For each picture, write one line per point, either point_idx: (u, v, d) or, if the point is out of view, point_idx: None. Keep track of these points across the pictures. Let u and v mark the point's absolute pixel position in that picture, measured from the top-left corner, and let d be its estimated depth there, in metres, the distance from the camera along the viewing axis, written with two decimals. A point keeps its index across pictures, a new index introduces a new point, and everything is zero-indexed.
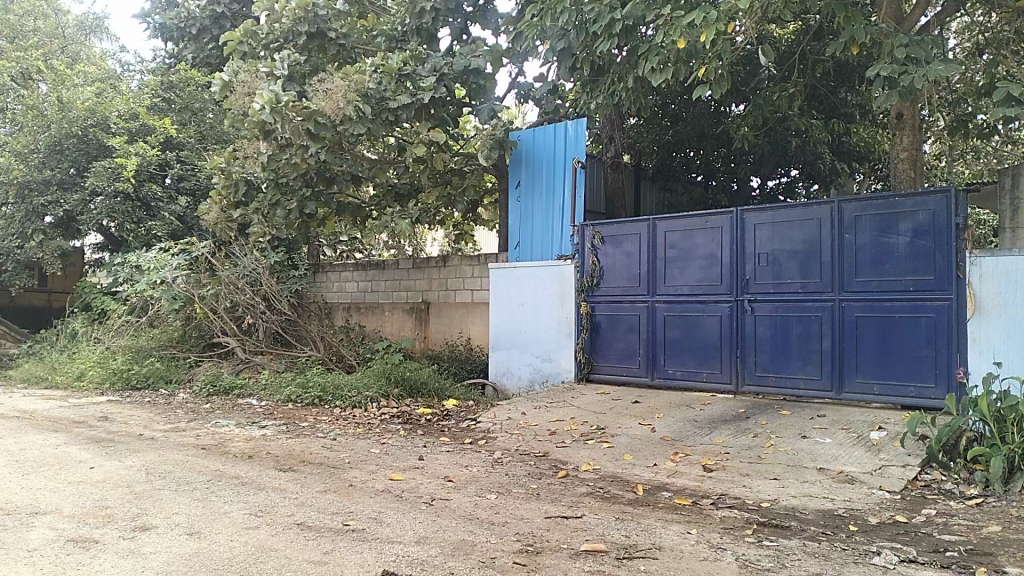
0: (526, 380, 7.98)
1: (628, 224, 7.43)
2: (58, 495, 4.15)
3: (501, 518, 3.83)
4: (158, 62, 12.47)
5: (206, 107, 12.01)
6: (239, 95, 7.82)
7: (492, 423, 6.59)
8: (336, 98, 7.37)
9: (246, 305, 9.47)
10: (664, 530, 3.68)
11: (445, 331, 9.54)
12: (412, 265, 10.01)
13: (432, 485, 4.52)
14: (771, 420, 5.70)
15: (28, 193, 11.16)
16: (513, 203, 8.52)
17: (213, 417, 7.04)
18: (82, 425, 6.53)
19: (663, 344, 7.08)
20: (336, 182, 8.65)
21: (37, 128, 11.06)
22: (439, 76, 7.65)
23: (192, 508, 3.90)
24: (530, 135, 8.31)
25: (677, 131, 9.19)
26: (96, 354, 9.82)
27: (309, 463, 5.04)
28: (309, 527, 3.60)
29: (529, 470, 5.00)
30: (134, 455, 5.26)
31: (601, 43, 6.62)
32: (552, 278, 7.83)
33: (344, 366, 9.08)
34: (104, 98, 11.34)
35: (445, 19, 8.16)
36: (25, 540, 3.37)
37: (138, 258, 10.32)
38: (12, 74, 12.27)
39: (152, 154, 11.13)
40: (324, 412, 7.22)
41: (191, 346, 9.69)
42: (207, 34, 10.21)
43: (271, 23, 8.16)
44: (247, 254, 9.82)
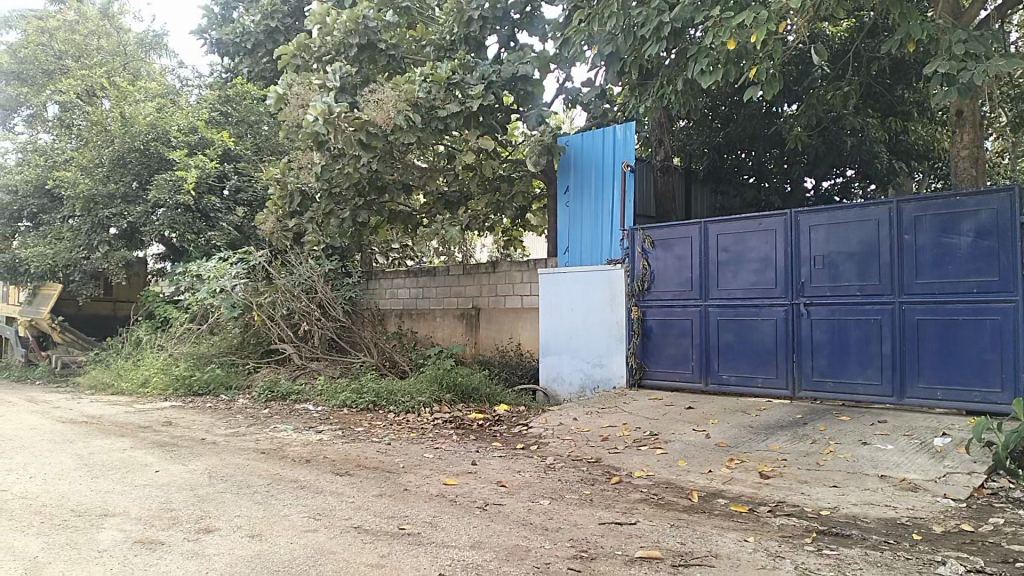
0: (577, 385, 7.97)
1: (680, 228, 7.36)
2: (125, 497, 4.29)
3: (555, 524, 3.83)
4: (214, 76, 12.87)
5: (261, 119, 12.32)
6: (293, 108, 8.06)
7: (543, 429, 6.59)
8: (386, 108, 7.47)
9: (302, 313, 9.66)
10: (720, 537, 3.64)
11: (496, 336, 9.59)
12: (462, 272, 10.09)
13: (486, 490, 4.55)
14: (830, 426, 5.58)
15: (94, 206, 11.58)
16: (562, 209, 8.52)
17: (272, 422, 7.20)
18: (147, 429, 6.74)
19: (717, 350, 6.99)
20: (388, 190, 8.76)
21: (102, 143, 11.48)
22: (488, 83, 7.72)
23: (253, 511, 4.00)
24: (578, 141, 8.30)
25: (728, 133, 9.13)
26: (160, 361, 10.11)
27: (364, 468, 5.12)
28: (366, 531, 3.65)
29: (582, 476, 4.98)
30: (198, 458, 5.42)
31: (650, 47, 6.57)
32: (602, 283, 7.82)
33: (397, 371, 9.20)
34: (164, 112, 11.73)
35: (493, 27, 8.21)
36: (96, 541, 3.51)
37: (199, 268, 10.60)
38: (78, 92, 12.79)
39: (211, 167, 11.46)
40: (378, 417, 7.33)
41: (250, 353, 9.92)
42: (261, 48, 10.49)
43: (323, 36, 8.33)
44: (302, 263, 10.03)
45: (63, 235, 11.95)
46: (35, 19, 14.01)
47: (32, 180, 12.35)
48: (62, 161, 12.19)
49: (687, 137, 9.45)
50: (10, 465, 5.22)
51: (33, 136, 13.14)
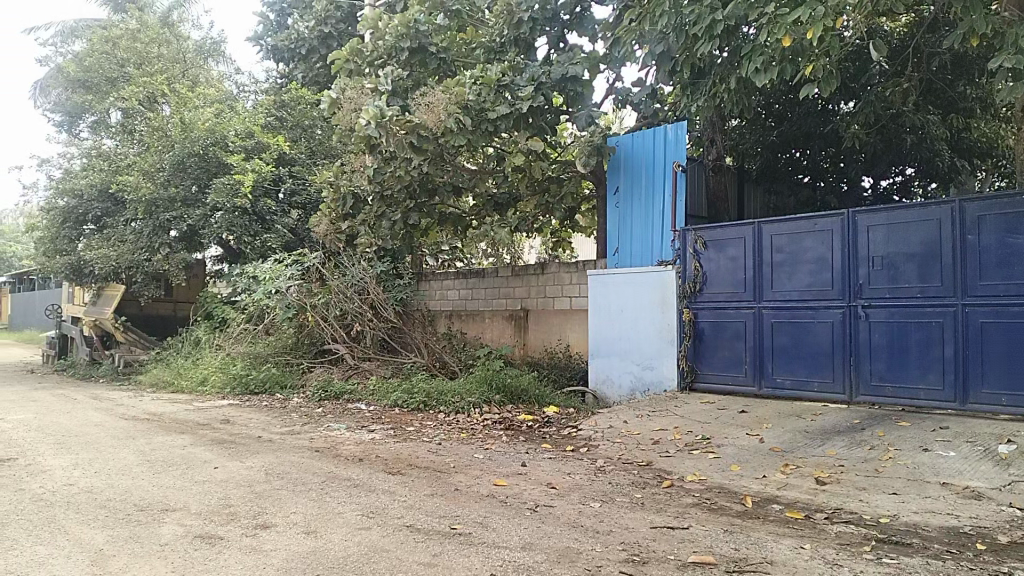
0: (627, 388, 7.90)
1: (732, 228, 7.25)
2: (185, 493, 4.41)
3: (606, 527, 3.81)
4: (270, 81, 13.15)
5: (315, 123, 12.53)
6: (346, 112, 8.15)
7: (593, 431, 6.57)
8: (437, 111, 7.55)
9: (355, 314, 9.80)
10: (775, 544, 3.57)
11: (544, 338, 9.58)
12: (511, 273, 10.11)
13: (536, 491, 4.54)
14: (889, 431, 5.42)
15: (156, 209, 11.94)
16: (612, 209, 8.47)
17: (326, 421, 7.32)
18: (206, 427, 6.93)
19: (771, 353, 6.87)
20: (438, 193, 8.74)
21: (163, 148, 11.85)
22: (537, 85, 7.71)
23: (309, 508, 4.07)
24: (628, 141, 8.25)
25: (782, 132, 8.93)
26: (218, 361, 10.37)
27: (416, 467, 5.16)
28: (419, 530, 3.69)
29: (633, 479, 4.95)
30: (255, 455, 5.55)
31: (703, 45, 6.49)
32: (653, 285, 7.74)
33: (447, 372, 9.28)
34: (223, 118, 12.03)
35: (543, 28, 8.20)
36: (158, 535, 3.61)
37: (256, 269, 10.84)
38: (140, 98, 13.13)
39: (267, 170, 11.72)
40: (429, 417, 7.39)
41: (304, 353, 10.08)
42: (315, 53, 10.70)
43: (376, 41, 8.47)
44: (355, 264, 10.17)
45: (126, 238, 12.34)
46: (99, 28, 14.48)
47: (97, 184, 12.78)
48: (125, 166, 12.60)
49: (741, 137, 9.16)
50: (77, 459, 5.42)
51: (97, 142, 13.58)
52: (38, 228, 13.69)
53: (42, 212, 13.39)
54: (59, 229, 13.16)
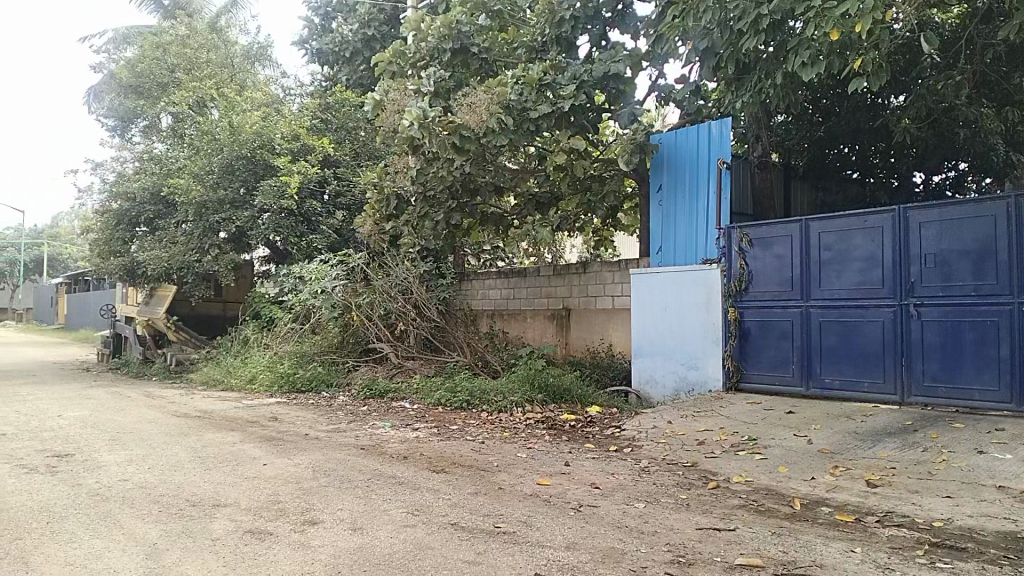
0: (671, 388, 7.83)
1: (779, 226, 7.14)
2: (235, 489, 4.51)
3: (651, 527, 3.78)
4: (315, 84, 13.33)
5: (359, 125, 12.68)
6: (390, 113, 8.24)
7: (637, 432, 6.52)
8: (479, 111, 7.58)
9: (398, 313, 9.90)
10: (825, 547, 3.50)
11: (587, 337, 9.55)
12: (553, 272, 10.11)
13: (579, 491, 4.53)
14: (943, 433, 5.27)
15: (205, 211, 12.20)
16: (655, 206, 8.40)
17: (371, 419, 7.41)
18: (255, 424, 7.07)
19: (819, 353, 6.74)
20: (480, 193, 8.81)
21: (212, 151, 12.10)
22: (580, 83, 7.69)
23: (355, 505, 4.12)
24: (671, 138, 8.16)
25: (831, 127, 8.70)
26: (266, 360, 10.55)
27: (460, 466, 5.19)
28: (463, 528, 3.71)
29: (678, 480, 4.90)
30: (302, 453, 5.64)
31: (748, 40, 6.41)
32: (697, 283, 7.64)
33: (490, 371, 9.32)
34: (270, 121, 12.24)
35: (584, 27, 8.17)
36: (209, 530, 3.69)
37: (302, 269, 11.02)
38: (190, 103, 13.45)
39: (313, 172, 11.88)
40: (472, 416, 7.43)
41: (350, 352, 10.21)
42: (359, 56, 10.84)
43: (418, 43, 8.54)
44: (399, 264, 10.26)
45: (178, 240, 12.65)
46: (151, 35, 14.82)
47: (149, 186, 13.13)
48: (176, 169, 12.92)
49: (787, 132, 8.92)
50: (132, 455, 5.57)
51: (149, 146, 13.91)
52: (93, 230, 14.10)
53: (97, 215, 13.78)
54: (113, 231, 13.56)
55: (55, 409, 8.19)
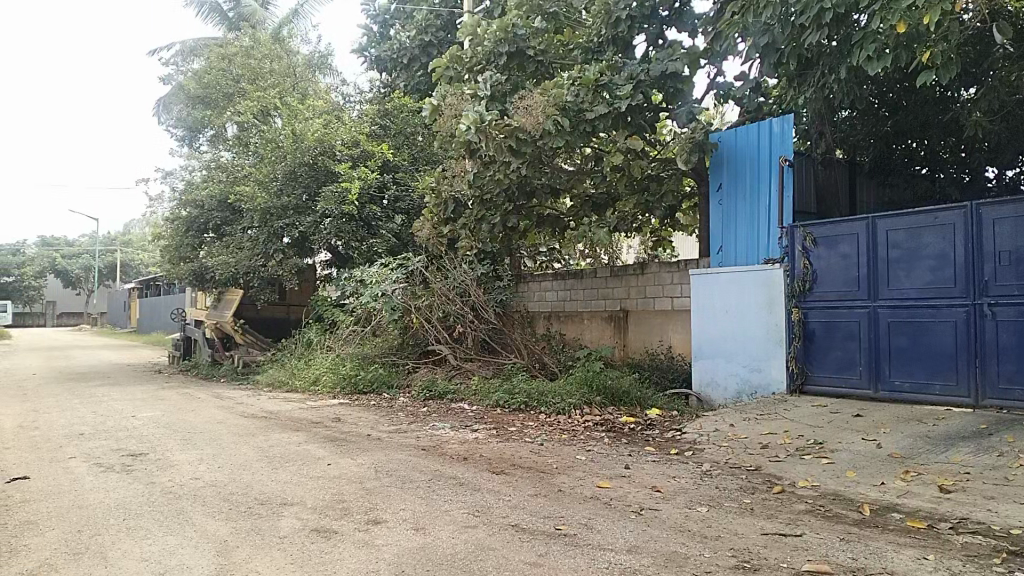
0: (733, 391, 7.69)
1: (844, 224, 6.95)
2: (301, 488, 4.61)
3: (715, 532, 3.72)
4: (373, 90, 13.54)
5: (417, 130, 12.83)
6: (447, 118, 8.33)
7: (698, 435, 6.43)
8: (535, 113, 7.61)
9: (457, 315, 9.99)
10: (896, 554, 3.39)
11: (645, 338, 9.46)
12: (610, 273, 10.06)
13: (640, 494, 4.50)
14: (1020, 437, 5.05)
15: (270, 217, 12.50)
16: (715, 206, 8.28)
17: (431, 420, 7.48)
18: (319, 424, 7.22)
19: (887, 354, 6.54)
20: (536, 196, 8.82)
21: (276, 158, 12.41)
22: (637, 83, 7.62)
23: (417, 505, 4.17)
24: (731, 136, 8.04)
25: (898, 122, 8.44)
26: (328, 361, 10.76)
27: (520, 467, 5.21)
28: (524, 529, 3.72)
29: (742, 484, 4.81)
30: (365, 453, 5.74)
31: (811, 35, 6.28)
32: (760, 283, 7.49)
33: (547, 373, 9.30)
34: (331, 127, 12.43)
35: (641, 26, 8.10)
36: (277, 527, 3.79)
37: (363, 273, 11.20)
38: (255, 112, 13.83)
39: (373, 178, 12.08)
40: (531, 418, 7.44)
41: (409, 353, 10.36)
42: (416, 62, 10.98)
43: (475, 47, 8.61)
44: (456, 267, 10.34)
45: (244, 245, 13.01)
46: (216, 47, 15.27)
47: (216, 194, 13.54)
48: (241, 177, 13.29)
49: (851, 128, 8.65)
50: (202, 455, 5.76)
51: (216, 154, 14.32)
52: (164, 237, 14.62)
53: (167, 222, 14.29)
54: (183, 237, 14.04)
55: (129, 409, 8.52)
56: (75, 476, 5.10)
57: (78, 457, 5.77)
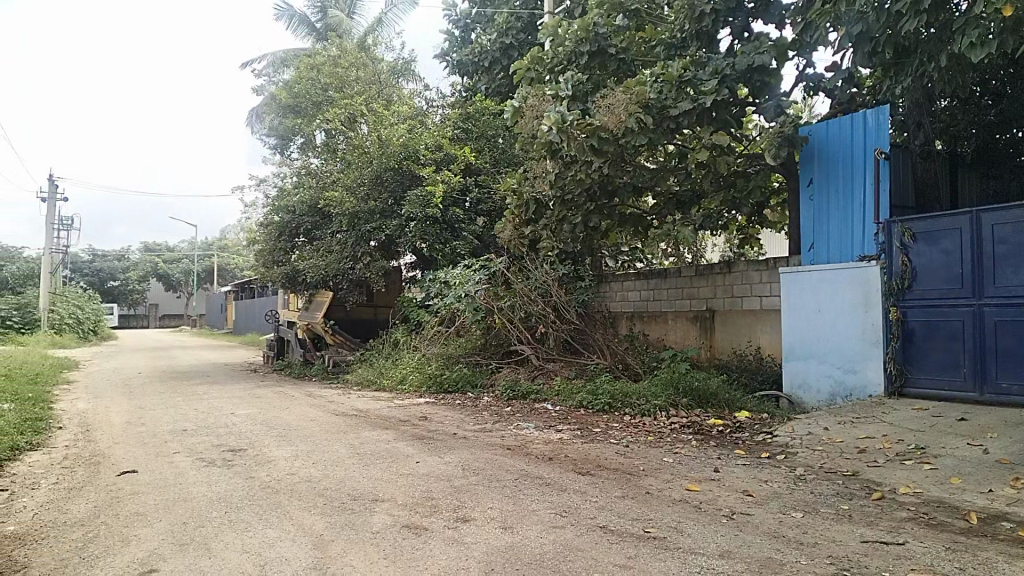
0: (826, 393, 7.43)
1: (946, 218, 6.62)
2: (392, 484, 4.72)
3: (811, 538, 3.61)
4: (455, 94, 13.68)
5: (498, 133, 12.92)
6: (528, 120, 8.39)
7: (790, 438, 6.25)
8: (617, 112, 7.55)
9: (538, 315, 10.04)
10: (1009, 565, 3.20)
11: (733, 339, 9.25)
12: (695, 273, 9.88)
13: (731, 498, 4.40)
14: None
15: (358, 221, 12.86)
16: (806, 202, 8.02)
17: (516, 420, 7.53)
18: (407, 423, 7.38)
19: (994, 355, 6.18)
20: (618, 194, 8.74)
21: (362, 164, 12.72)
22: (722, 77, 7.45)
23: (505, 504, 4.20)
24: (822, 130, 7.77)
25: (1003, 109, 7.92)
26: (414, 361, 10.97)
27: (605, 468, 5.18)
28: (612, 531, 3.69)
29: (838, 489, 4.64)
30: (452, 451, 5.82)
31: (907, 22, 6.00)
32: (855, 282, 7.20)
33: (631, 374, 9.21)
34: (415, 132, 12.67)
35: (726, 19, 7.92)
36: (370, 523, 3.88)
37: (446, 275, 11.34)
38: (342, 118, 13.95)
39: (456, 181, 12.23)
40: (615, 419, 7.39)
41: (492, 354, 10.45)
42: (498, 64, 11.07)
43: (556, 47, 8.62)
44: (538, 268, 10.36)
45: (333, 248, 13.40)
46: (306, 57, 15.78)
47: (307, 200, 13.99)
48: (330, 182, 13.53)
49: (952, 117, 8.08)
50: (297, 451, 5.97)
51: (306, 161, 14.79)
52: (258, 242, 15.21)
53: (261, 227, 14.87)
54: (276, 242, 14.57)
55: (228, 407, 8.89)
56: (180, 470, 5.37)
57: (182, 451, 6.08)
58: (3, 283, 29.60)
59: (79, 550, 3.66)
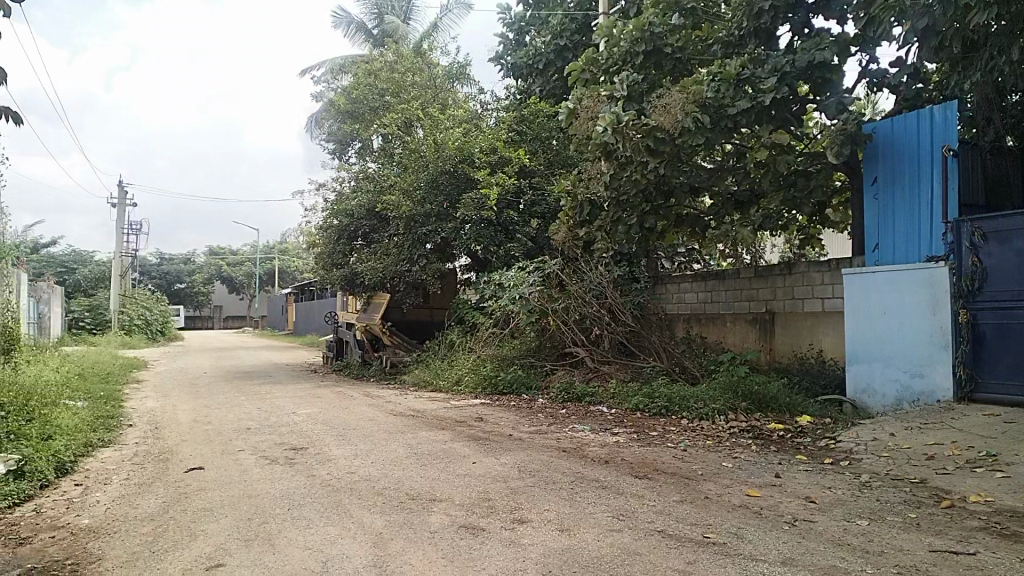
0: (892, 398, 7.21)
1: (1020, 216, 6.34)
2: (449, 484, 4.77)
3: (877, 547, 3.51)
4: (509, 97, 13.72)
5: (552, 135, 12.91)
6: (584, 121, 8.36)
7: (854, 444, 6.08)
8: (673, 112, 7.48)
9: (593, 318, 10.00)
10: None
11: (794, 342, 9.05)
12: (754, 274, 9.69)
13: (793, 504, 4.31)
14: None
15: (414, 224, 13.00)
16: (870, 201, 7.79)
17: (571, 422, 7.51)
18: (463, 423, 7.45)
19: None
20: (675, 194, 8.65)
21: (418, 168, 12.87)
22: (781, 75, 7.30)
23: (561, 506, 4.20)
24: (887, 127, 7.55)
25: None
26: (470, 362, 11.06)
27: (662, 472, 5.13)
28: (671, 536, 3.66)
29: (905, 497, 4.49)
30: (508, 452, 5.84)
31: (977, 15, 5.78)
32: (923, 283, 6.96)
33: (688, 377, 9.10)
34: (470, 135, 12.77)
35: (785, 16, 7.75)
36: (428, 522, 3.93)
37: (501, 276, 11.35)
38: (399, 123, 14.15)
39: (511, 183, 12.28)
40: (672, 423, 7.30)
41: (547, 356, 10.45)
42: (552, 66, 11.09)
43: (611, 48, 8.58)
44: (593, 269, 10.32)
45: (390, 251, 13.60)
46: (364, 63, 16.06)
47: (365, 203, 14.19)
48: (387, 186, 13.76)
49: None
50: (356, 450, 6.07)
51: (364, 165, 15.04)
52: (317, 245, 15.53)
53: (320, 231, 15.18)
54: (334, 245, 14.85)
55: (289, 406, 9.11)
56: (245, 468, 5.51)
57: (246, 449, 6.24)
58: (77, 286, 30.88)
59: (150, 544, 3.80)
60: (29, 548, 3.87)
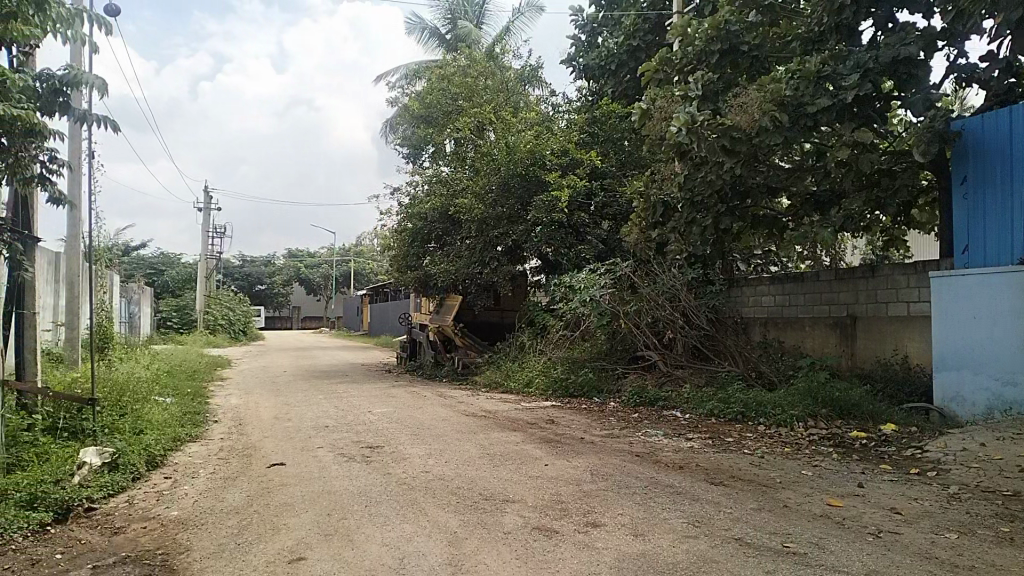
0: (982, 407, 6.88)
1: None
2: (522, 486, 4.79)
3: (968, 561, 3.36)
4: (580, 98, 13.69)
5: (624, 136, 12.83)
6: (657, 122, 8.27)
7: (942, 454, 5.82)
8: (750, 111, 7.33)
9: (666, 321, 9.88)
10: None
11: (877, 348, 8.73)
12: (835, 277, 9.39)
13: (877, 515, 4.16)
14: None
15: (486, 227, 13.11)
16: (959, 201, 7.44)
17: (643, 426, 7.44)
18: (534, 425, 7.46)
19: None
20: (751, 196, 8.46)
21: (490, 171, 12.98)
22: (864, 71, 7.08)
23: (635, 511, 4.17)
24: (977, 124, 7.19)
25: None
26: (541, 364, 11.08)
27: (739, 479, 5.02)
28: (750, 544, 3.59)
29: (998, 510, 4.28)
30: (580, 455, 5.83)
31: None
32: (1015, 286, 6.61)
33: (764, 382, 8.89)
34: (541, 138, 12.79)
35: (868, 10, 7.50)
36: (501, 523, 3.96)
37: (572, 279, 11.28)
38: (471, 126, 14.30)
39: (582, 185, 12.25)
40: (748, 429, 7.14)
41: (618, 359, 10.37)
42: (624, 67, 11.02)
43: (685, 47, 8.46)
44: (666, 271, 10.19)
45: (462, 254, 13.75)
46: (437, 68, 16.27)
47: (437, 207, 14.37)
48: (460, 189, 13.92)
49: None
50: (430, 450, 6.16)
51: (437, 169, 15.24)
52: (391, 247, 15.83)
53: (395, 234, 15.46)
54: (408, 247, 15.09)
55: (364, 406, 9.31)
56: (323, 465, 5.66)
57: (325, 447, 6.41)
58: (166, 287, 32.30)
59: (236, 536, 3.95)
60: (124, 537, 4.08)
